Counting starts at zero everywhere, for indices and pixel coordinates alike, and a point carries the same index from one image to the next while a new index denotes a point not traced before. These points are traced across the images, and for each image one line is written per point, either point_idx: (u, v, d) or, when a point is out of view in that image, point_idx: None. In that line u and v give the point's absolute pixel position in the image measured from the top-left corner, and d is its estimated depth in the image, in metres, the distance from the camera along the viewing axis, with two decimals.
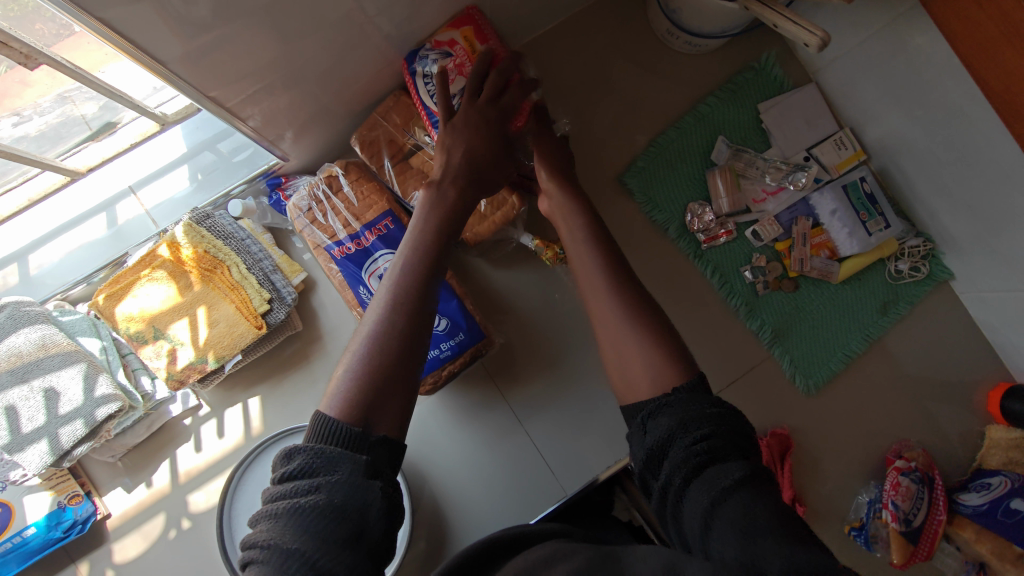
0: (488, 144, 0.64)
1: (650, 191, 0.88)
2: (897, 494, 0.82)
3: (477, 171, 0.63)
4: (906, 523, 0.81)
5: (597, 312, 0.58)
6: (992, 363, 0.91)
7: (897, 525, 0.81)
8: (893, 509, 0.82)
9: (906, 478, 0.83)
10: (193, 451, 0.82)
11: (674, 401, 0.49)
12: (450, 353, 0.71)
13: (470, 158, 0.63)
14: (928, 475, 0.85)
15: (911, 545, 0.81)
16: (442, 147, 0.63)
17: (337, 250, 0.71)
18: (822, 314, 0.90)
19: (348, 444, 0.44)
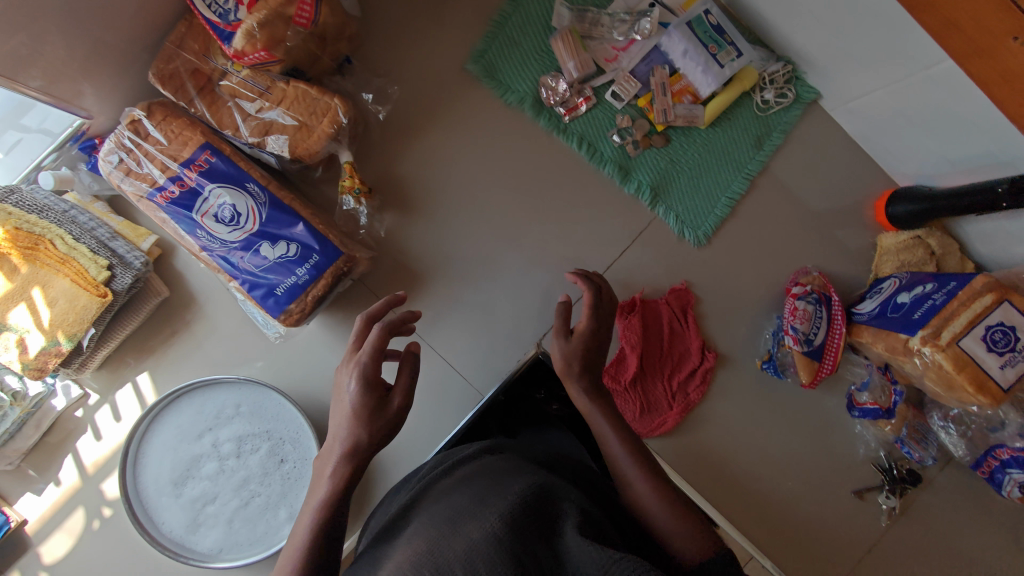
0: (365, 408, 0.58)
1: (498, 74, 0.84)
2: (796, 318, 0.84)
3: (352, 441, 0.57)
4: (807, 344, 0.83)
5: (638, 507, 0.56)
6: (874, 173, 0.92)
7: (798, 348, 0.83)
8: (793, 332, 0.83)
9: (802, 301, 0.84)
10: (94, 441, 0.80)
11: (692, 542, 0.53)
12: (308, 277, 0.68)
13: (352, 430, 0.58)
14: (825, 295, 0.86)
15: (816, 364, 0.83)
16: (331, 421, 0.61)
17: (161, 196, 0.66)
18: (698, 161, 0.88)
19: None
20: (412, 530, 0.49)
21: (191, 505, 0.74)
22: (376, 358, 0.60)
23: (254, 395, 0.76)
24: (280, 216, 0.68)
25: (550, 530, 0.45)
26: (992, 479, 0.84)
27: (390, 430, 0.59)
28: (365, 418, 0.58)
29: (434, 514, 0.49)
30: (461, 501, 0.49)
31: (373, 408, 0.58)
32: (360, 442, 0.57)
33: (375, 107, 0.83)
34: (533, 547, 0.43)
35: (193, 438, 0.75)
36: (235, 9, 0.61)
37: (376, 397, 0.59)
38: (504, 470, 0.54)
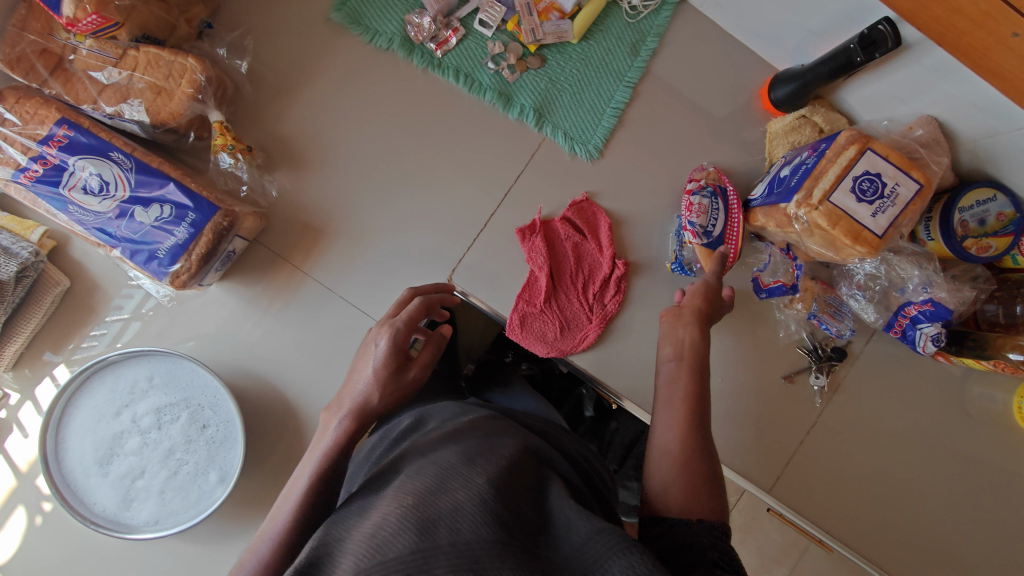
0: (388, 367, 0.69)
1: (364, 19, 0.85)
2: (693, 213, 0.84)
3: (366, 395, 0.68)
4: (707, 236, 0.83)
5: (663, 449, 0.64)
6: (754, 62, 0.93)
7: (698, 243, 0.84)
8: (691, 228, 0.84)
9: (698, 196, 0.85)
10: (22, 438, 0.81)
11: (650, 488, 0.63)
12: (188, 235, 0.69)
13: (370, 385, 0.68)
14: (720, 187, 0.86)
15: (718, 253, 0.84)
16: (350, 377, 0.72)
17: (25, 176, 0.67)
18: (577, 76, 0.89)
19: (356, 511, 0.54)
20: (397, 481, 0.56)
21: (120, 482, 0.75)
22: (407, 328, 0.72)
23: (166, 365, 0.77)
24: (150, 180, 0.69)
25: (530, 498, 0.53)
26: (905, 338, 0.86)
27: (399, 392, 0.70)
28: (383, 378, 0.69)
29: (421, 469, 0.56)
30: (452, 460, 0.56)
31: (393, 368, 0.69)
32: (371, 401, 0.68)
33: (234, 62, 0.83)
34: (516, 506, 0.50)
35: (112, 416, 0.76)
36: None
37: (396, 359, 0.70)
38: (488, 441, 0.62)
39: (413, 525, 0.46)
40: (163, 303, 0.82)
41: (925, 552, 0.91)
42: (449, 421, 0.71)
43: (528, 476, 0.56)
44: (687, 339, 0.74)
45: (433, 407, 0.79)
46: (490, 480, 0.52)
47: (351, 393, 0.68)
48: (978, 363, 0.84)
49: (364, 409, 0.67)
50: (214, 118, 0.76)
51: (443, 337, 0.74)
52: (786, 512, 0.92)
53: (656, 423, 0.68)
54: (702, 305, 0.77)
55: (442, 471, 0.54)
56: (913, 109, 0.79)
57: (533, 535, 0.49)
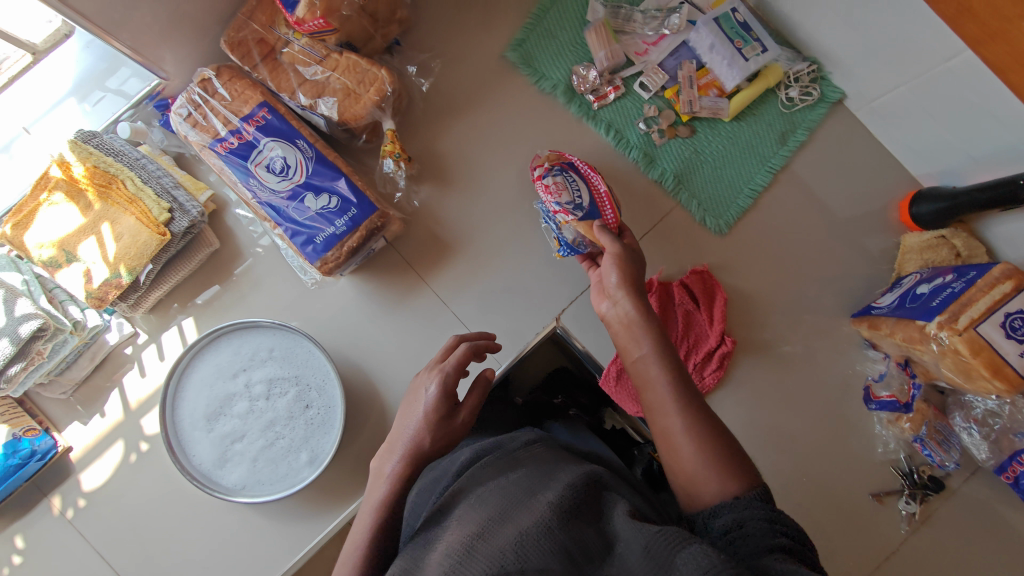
0: (437, 412, 0.71)
1: (535, 62, 0.90)
2: (554, 194, 0.79)
3: (417, 443, 0.70)
4: (578, 210, 0.79)
5: (661, 428, 0.59)
6: (899, 174, 0.93)
7: (575, 218, 0.79)
8: (560, 208, 0.79)
9: (551, 176, 0.80)
10: (139, 377, 0.86)
11: (735, 501, 0.50)
12: (345, 228, 0.74)
13: (421, 429, 0.71)
14: (564, 162, 0.83)
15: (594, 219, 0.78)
16: (399, 427, 0.74)
17: (221, 146, 0.74)
18: (723, 153, 0.92)
19: (425, 544, 0.54)
20: (462, 510, 0.56)
21: (221, 441, 0.79)
22: (456, 372, 0.74)
23: (288, 341, 0.81)
24: (324, 171, 0.74)
25: (592, 518, 0.51)
26: (1017, 485, 0.82)
27: (450, 437, 0.72)
28: (433, 424, 0.71)
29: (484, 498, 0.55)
30: (510, 492, 0.55)
31: (441, 414, 0.71)
32: (422, 445, 0.70)
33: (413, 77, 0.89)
34: (578, 532, 0.48)
35: (229, 377, 0.80)
36: None
37: (447, 406, 0.72)
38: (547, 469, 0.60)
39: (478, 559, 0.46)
40: (307, 285, 0.87)
41: None
42: (509, 450, 0.68)
43: (589, 497, 0.53)
44: (627, 312, 0.68)
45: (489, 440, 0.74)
46: (553, 505, 0.50)
47: (403, 437, 0.71)
48: None
49: (417, 452, 0.70)
50: (387, 126, 0.82)
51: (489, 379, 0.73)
52: None
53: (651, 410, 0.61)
54: (627, 294, 0.69)
55: (502, 501, 0.54)
56: None
57: (598, 561, 0.46)
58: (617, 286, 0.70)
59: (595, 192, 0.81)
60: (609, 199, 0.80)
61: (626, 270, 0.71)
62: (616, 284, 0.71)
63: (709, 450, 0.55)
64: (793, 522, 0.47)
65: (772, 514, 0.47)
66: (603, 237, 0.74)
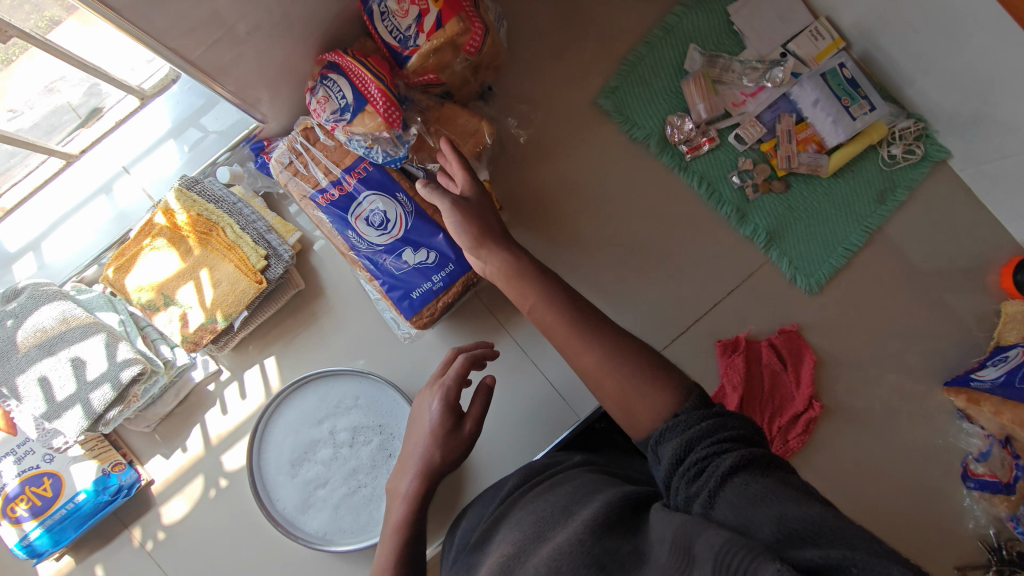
0: (444, 425, 0.65)
1: (628, 111, 0.88)
2: (322, 106, 0.70)
3: (431, 469, 0.64)
4: (346, 113, 0.69)
5: (582, 371, 0.54)
6: (1003, 238, 0.89)
7: (346, 121, 0.70)
8: (331, 122, 0.70)
9: (319, 85, 0.71)
10: (220, 414, 0.86)
11: (678, 422, 0.46)
12: (442, 284, 0.73)
13: (428, 446, 0.65)
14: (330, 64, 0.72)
15: (369, 110, 0.69)
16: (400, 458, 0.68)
17: (322, 197, 0.73)
18: (817, 209, 0.89)
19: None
20: (502, 541, 0.51)
21: (304, 486, 0.79)
22: (457, 383, 0.67)
23: (373, 390, 0.81)
24: (424, 226, 0.73)
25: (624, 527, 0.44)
26: None
27: (461, 450, 0.66)
28: (441, 439, 0.65)
29: (520, 527, 0.50)
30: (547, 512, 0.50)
31: (447, 428, 0.65)
32: (433, 460, 0.65)
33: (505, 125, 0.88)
34: (608, 542, 0.42)
35: (314, 423, 0.80)
36: (415, 36, 0.68)
37: (451, 420, 0.66)
38: (590, 486, 0.55)
39: None
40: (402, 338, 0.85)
41: None
42: (554, 474, 0.63)
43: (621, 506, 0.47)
44: (505, 264, 0.61)
45: (528, 469, 0.69)
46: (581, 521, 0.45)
47: (413, 456, 0.65)
48: None
49: (430, 469, 0.64)
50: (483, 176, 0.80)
51: (494, 386, 0.66)
52: None
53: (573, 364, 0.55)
54: (505, 256, 0.61)
55: (537, 521, 0.50)
56: None
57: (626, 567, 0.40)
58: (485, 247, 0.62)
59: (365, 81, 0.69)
60: (370, 77, 0.68)
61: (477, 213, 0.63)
62: (472, 244, 0.63)
63: (622, 369, 0.51)
64: (740, 424, 0.44)
65: (705, 426, 0.44)
66: (432, 198, 0.65)
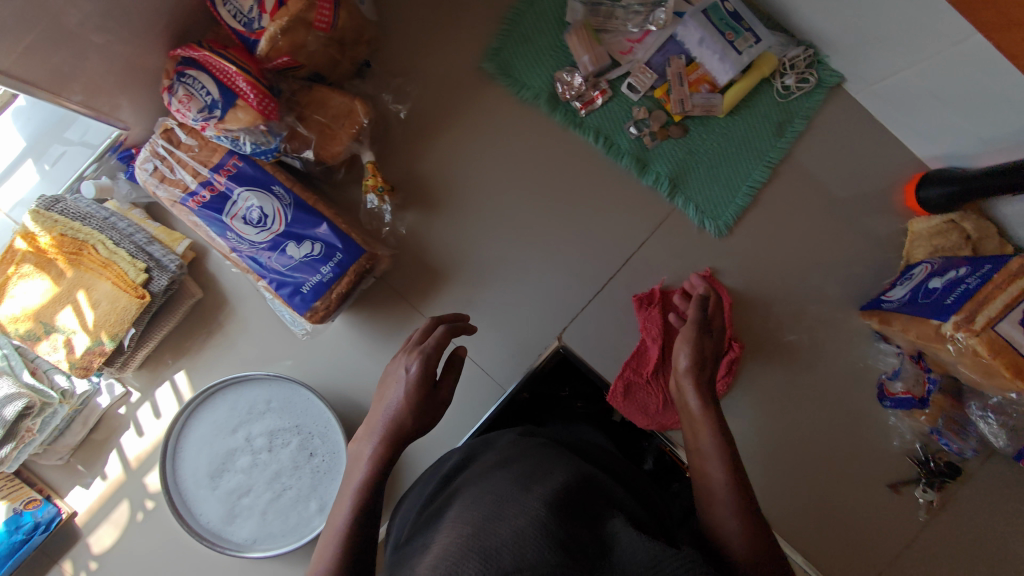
0: (423, 390, 0.60)
1: (513, 71, 0.86)
2: (185, 106, 0.65)
3: (399, 430, 0.58)
4: (215, 110, 0.64)
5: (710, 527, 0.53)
6: (903, 157, 0.89)
7: (216, 119, 0.64)
8: (201, 124, 0.65)
9: (177, 85, 0.65)
10: (136, 436, 0.84)
11: None
12: (332, 275, 0.70)
13: (403, 410, 0.59)
14: (186, 58, 0.66)
15: (240, 103, 0.64)
16: (369, 422, 0.60)
17: (193, 200, 0.69)
18: (717, 150, 0.88)
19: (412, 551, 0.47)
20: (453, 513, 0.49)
21: (227, 497, 0.77)
22: (438, 352, 0.63)
23: (284, 391, 0.79)
24: (305, 218, 0.70)
25: (592, 518, 0.45)
26: None
27: (430, 419, 0.61)
28: (415, 403, 0.59)
29: (474, 500, 0.49)
30: (501, 490, 0.48)
31: (423, 395, 0.60)
32: (403, 426, 0.59)
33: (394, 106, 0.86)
34: (577, 528, 0.42)
35: (228, 432, 0.78)
36: (258, 17, 0.64)
37: (429, 386, 0.60)
38: (539, 463, 0.55)
39: (473, 553, 0.40)
40: (297, 335, 0.85)
41: None
42: (501, 449, 0.62)
43: (588, 501, 0.47)
44: (693, 406, 0.61)
45: (476, 446, 0.67)
46: (547, 500, 0.44)
47: (382, 418, 0.59)
48: None
49: (397, 434, 0.58)
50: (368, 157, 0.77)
51: (467, 357, 0.64)
52: None
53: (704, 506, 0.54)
54: (708, 409, 0.60)
55: (493, 494, 0.48)
56: None
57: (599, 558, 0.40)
58: (680, 374, 0.64)
59: (229, 73, 0.64)
60: (234, 69, 0.64)
61: (706, 383, 0.62)
62: (694, 373, 0.63)
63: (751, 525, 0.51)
64: None
65: None
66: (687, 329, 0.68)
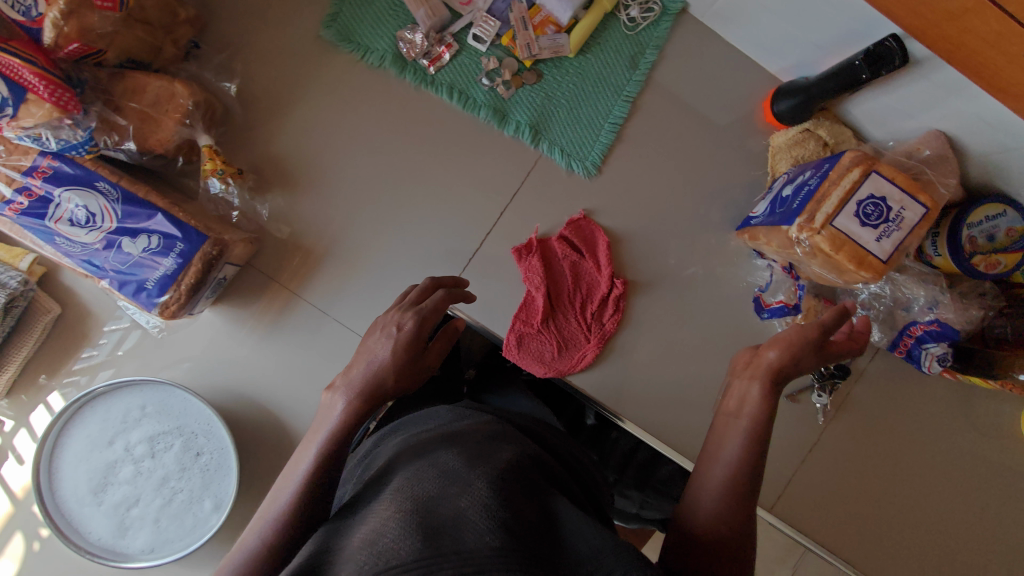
0: (410, 351, 0.60)
1: (355, 36, 0.83)
2: None
3: (381, 382, 0.59)
4: (5, 108, 0.60)
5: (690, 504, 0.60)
6: (756, 74, 0.90)
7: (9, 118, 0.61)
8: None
9: None
10: (17, 465, 0.80)
11: None
12: (177, 266, 0.68)
13: (387, 367, 0.59)
14: None
15: (32, 98, 0.61)
16: (350, 367, 0.60)
17: (10, 209, 0.66)
18: (574, 90, 0.88)
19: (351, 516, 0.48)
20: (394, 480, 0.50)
21: (115, 511, 0.75)
22: (432, 316, 0.63)
23: (158, 394, 0.77)
24: (137, 210, 0.68)
25: (534, 498, 0.48)
26: (911, 357, 0.85)
27: (410, 377, 0.62)
28: (398, 362, 0.60)
29: (416, 470, 0.50)
30: (446, 461, 0.50)
31: (411, 357, 0.61)
32: (382, 383, 0.59)
33: (222, 84, 0.82)
34: (517, 506, 0.45)
35: (104, 446, 0.76)
36: (37, 4, 0.60)
37: (417, 348, 0.61)
38: (482, 437, 0.57)
39: (413, 531, 0.41)
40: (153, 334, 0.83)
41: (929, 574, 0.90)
42: (444, 420, 0.63)
43: (529, 480, 0.50)
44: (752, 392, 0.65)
45: (415, 415, 0.68)
46: (489, 479, 0.46)
47: (363, 372, 0.59)
48: (984, 381, 0.83)
49: (376, 390, 0.58)
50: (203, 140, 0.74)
51: (461, 331, 0.66)
52: (789, 531, 0.89)
53: (696, 488, 0.61)
54: (762, 399, 0.65)
55: (436, 466, 0.49)
56: (922, 123, 0.77)
57: (537, 537, 0.43)
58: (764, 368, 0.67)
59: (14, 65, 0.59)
60: (18, 62, 0.59)
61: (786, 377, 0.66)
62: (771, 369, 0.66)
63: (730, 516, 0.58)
64: None
65: None
66: (809, 329, 0.68)
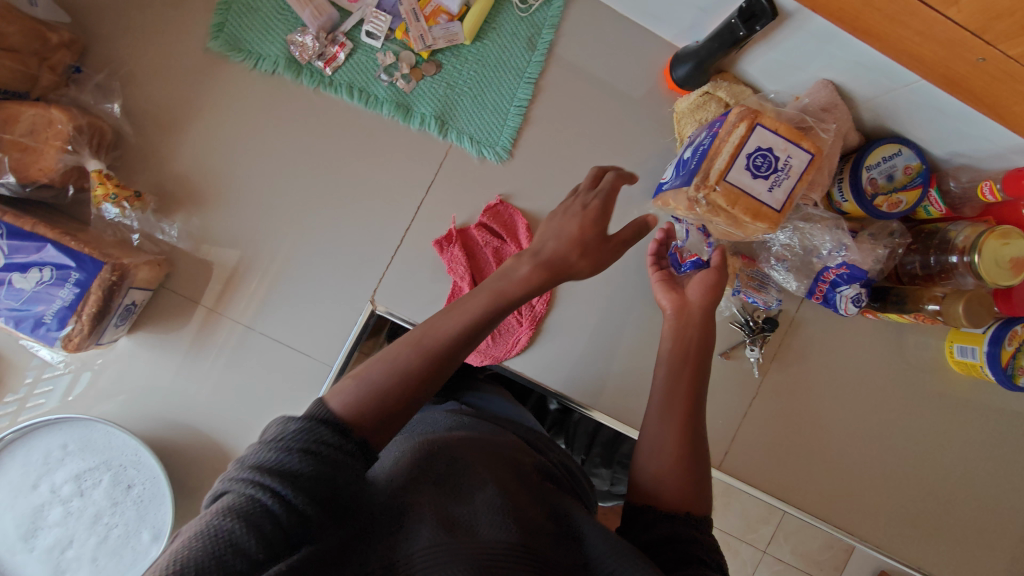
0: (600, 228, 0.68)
1: (245, 44, 0.82)
2: None
3: (555, 260, 0.66)
4: None
5: (647, 453, 0.64)
6: (654, 42, 0.91)
7: None
8: None
9: None
10: None
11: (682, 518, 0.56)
12: (75, 296, 0.66)
13: (567, 245, 0.67)
14: None
15: None
16: (538, 237, 0.69)
17: None
18: (475, 78, 0.88)
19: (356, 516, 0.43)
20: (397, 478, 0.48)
21: (49, 555, 0.73)
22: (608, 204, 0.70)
23: (79, 431, 0.75)
24: (27, 242, 0.66)
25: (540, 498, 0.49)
26: (828, 302, 0.87)
27: (592, 260, 0.68)
28: (581, 240, 0.67)
29: (420, 468, 0.49)
30: (450, 457, 0.50)
31: (586, 238, 0.68)
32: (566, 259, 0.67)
33: (103, 106, 0.80)
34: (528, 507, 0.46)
35: (28, 489, 0.73)
36: None
37: (598, 229, 0.68)
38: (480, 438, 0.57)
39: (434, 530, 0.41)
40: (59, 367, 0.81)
41: (877, 511, 0.93)
42: (436, 423, 0.63)
43: (532, 481, 0.51)
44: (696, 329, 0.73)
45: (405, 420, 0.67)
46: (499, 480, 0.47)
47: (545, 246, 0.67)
48: (901, 316, 0.86)
49: (539, 270, 0.65)
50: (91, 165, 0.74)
51: (651, 226, 0.69)
52: (737, 484, 0.91)
53: (651, 437, 0.65)
54: (702, 332, 0.73)
55: (443, 463, 0.49)
56: (810, 74, 0.79)
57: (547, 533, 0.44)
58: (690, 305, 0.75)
59: None
60: None
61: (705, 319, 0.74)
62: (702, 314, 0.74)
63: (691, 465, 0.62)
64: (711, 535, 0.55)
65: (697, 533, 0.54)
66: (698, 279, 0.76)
